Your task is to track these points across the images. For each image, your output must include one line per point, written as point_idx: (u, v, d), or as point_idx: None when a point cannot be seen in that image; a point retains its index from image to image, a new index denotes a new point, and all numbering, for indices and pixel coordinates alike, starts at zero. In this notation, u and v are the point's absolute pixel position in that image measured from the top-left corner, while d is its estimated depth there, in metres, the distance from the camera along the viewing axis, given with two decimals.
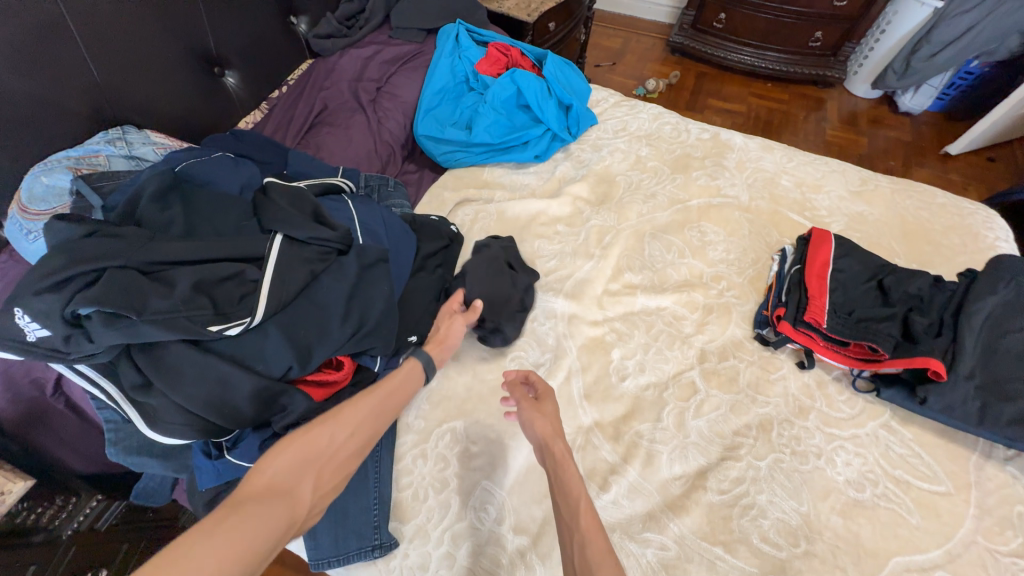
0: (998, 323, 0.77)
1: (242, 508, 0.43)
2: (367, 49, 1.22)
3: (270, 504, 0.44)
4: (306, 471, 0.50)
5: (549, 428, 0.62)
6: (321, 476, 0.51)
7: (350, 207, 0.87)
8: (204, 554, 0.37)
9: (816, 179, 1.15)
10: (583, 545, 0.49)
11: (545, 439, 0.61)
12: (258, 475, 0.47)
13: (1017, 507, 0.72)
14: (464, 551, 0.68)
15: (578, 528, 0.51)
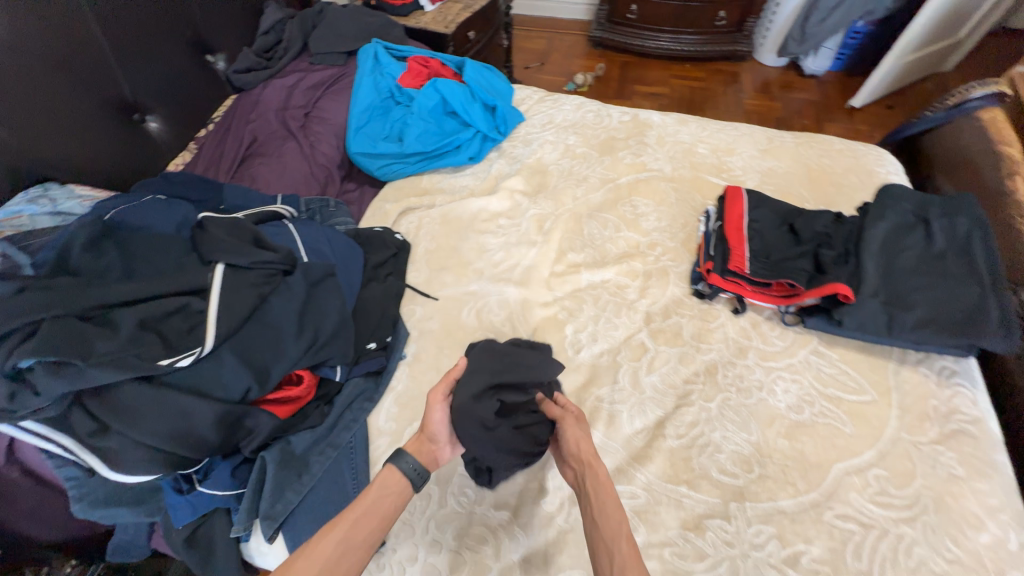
0: (893, 242, 0.87)
1: None
2: (289, 78, 1.25)
3: None
4: None
5: (584, 446, 0.64)
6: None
7: (291, 229, 0.88)
8: None
9: (729, 143, 1.25)
10: (623, 570, 0.50)
11: (584, 459, 0.62)
12: None
13: (930, 400, 0.81)
14: (449, 535, 0.71)
15: (618, 552, 0.52)
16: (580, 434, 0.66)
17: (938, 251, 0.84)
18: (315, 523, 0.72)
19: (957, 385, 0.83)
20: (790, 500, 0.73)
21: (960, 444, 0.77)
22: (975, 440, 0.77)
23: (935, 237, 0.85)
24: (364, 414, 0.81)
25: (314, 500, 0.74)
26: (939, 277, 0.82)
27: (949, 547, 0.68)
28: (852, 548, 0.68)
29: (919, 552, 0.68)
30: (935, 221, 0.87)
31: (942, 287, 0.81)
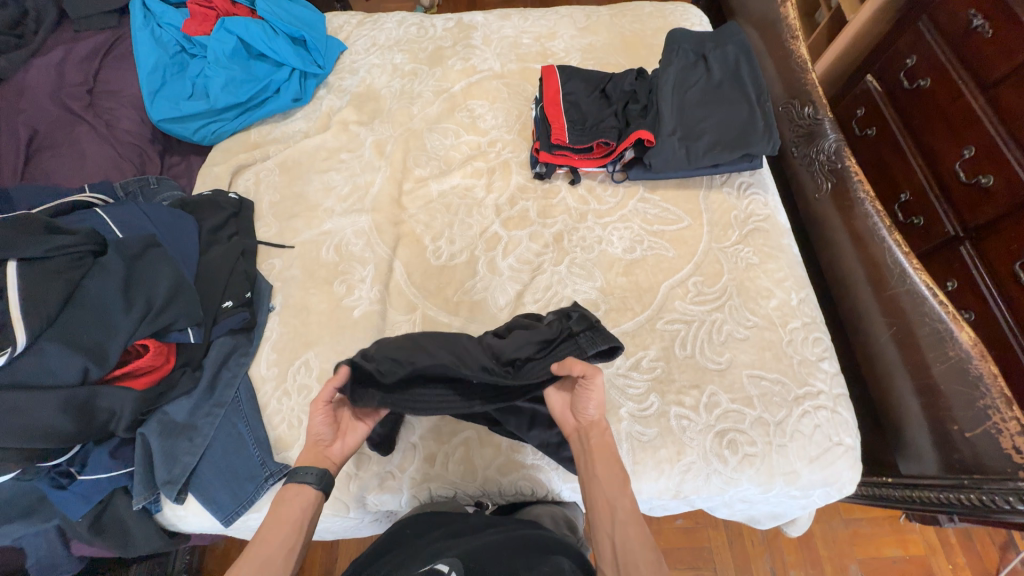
0: (680, 83, 0.97)
1: None
2: (53, 53, 1.09)
3: None
4: None
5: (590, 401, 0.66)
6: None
7: (100, 214, 0.82)
8: None
9: (550, 28, 1.26)
10: (624, 526, 0.60)
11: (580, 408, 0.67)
12: None
13: (732, 212, 0.96)
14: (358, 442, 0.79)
15: (623, 510, 0.60)
16: (597, 399, 0.65)
17: (716, 81, 0.97)
18: (221, 474, 0.76)
19: (752, 194, 0.97)
20: (631, 322, 0.86)
21: (754, 239, 0.93)
22: (767, 233, 0.93)
23: (713, 69, 0.98)
24: (242, 368, 0.83)
25: (213, 457, 0.76)
26: (719, 103, 0.95)
27: (749, 317, 0.85)
28: (678, 341, 0.84)
29: (727, 327, 0.84)
30: (710, 55, 0.99)
31: (722, 111, 0.94)
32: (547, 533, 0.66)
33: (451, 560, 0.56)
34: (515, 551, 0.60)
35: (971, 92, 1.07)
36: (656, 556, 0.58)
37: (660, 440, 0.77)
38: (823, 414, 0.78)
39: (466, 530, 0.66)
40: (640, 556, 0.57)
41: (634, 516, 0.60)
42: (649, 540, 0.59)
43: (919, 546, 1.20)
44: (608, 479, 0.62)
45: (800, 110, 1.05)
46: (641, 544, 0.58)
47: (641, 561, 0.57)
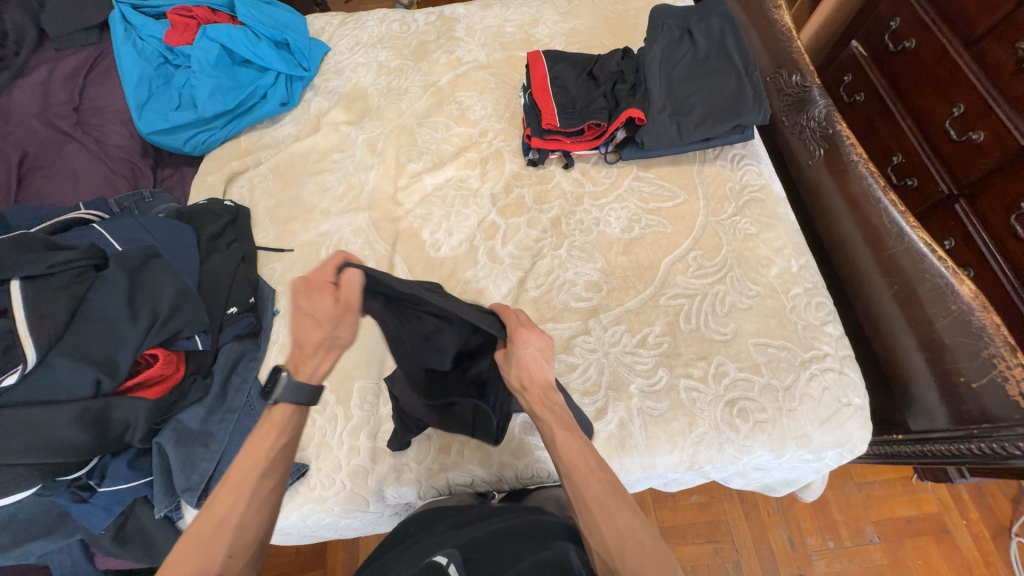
0: (665, 59, 0.97)
1: None
2: (38, 73, 1.08)
3: None
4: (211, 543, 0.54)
5: (526, 378, 0.63)
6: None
7: (98, 229, 0.82)
8: None
9: (533, 15, 1.25)
10: (568, 473, 0.60)
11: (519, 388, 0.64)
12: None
13: (728, 184, 0.96)
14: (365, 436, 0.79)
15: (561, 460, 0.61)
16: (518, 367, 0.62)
17: (703, 55, 0.97)
18: None
19: (747, 165, 0.98)
20: (634, 300, 0.87)
21: (751, 209, 0.93)
22: (763, 203, 0.94)
23: (698, 43, 0.98)
24: (253, 372, 0.83)
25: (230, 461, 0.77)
26: (706, 76, 0.95)
27: (751, 286, 0.86)
28: (682, 315, 0.84)
29: (730, 298, 0.85)
30: (695, 29, 0.99)
31: (711, 84, 0.94)
32: (551, 516, 0.68)
33: (450, 552, 0.56)
34: (520, 536, 0.61)
35: (955, 49, 1.07)
36: (603, 487, 0.59)
37: (672, 414, 0.77)
38: (831, 376, 0.79)
39: (472, 517, 0.67)
40: (587, 493, 0.59)
41: (574, 463, 0.60)
42: (598, 470, 0.60)
43: (932, 504, 1.22)
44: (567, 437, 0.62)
45: (788, 79, 1.05)
46: (586, 486, 0.59)
47: (588, 497, 0.58)
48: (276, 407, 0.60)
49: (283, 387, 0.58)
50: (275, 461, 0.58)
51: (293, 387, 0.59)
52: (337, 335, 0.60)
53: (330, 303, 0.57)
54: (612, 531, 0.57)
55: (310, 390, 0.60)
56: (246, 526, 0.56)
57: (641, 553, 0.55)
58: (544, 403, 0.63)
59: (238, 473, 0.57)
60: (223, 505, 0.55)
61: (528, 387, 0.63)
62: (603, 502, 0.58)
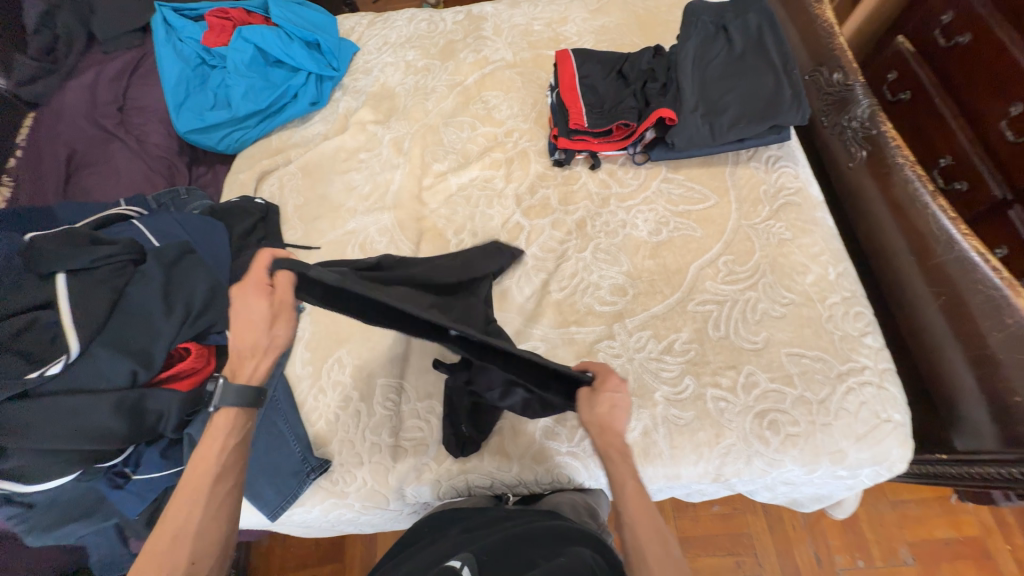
0: (698, 58, 0.94)
1: None
2: (85, 74, 1.13)
3: None
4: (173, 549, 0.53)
5: (605, 423, 0.62)
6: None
7: (137, 225, 0.86)
8: None
9: (562, 13, 1.23)
10: (633, 527, 0.58)
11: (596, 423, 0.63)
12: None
13: (761, 187, 0.93)
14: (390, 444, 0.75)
15: (626, 510, 0.59)
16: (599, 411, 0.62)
17: (737, 53, 0.94)
18: (265, 470, 0.78)
19: (782, 167, 0.94)
20: (661, 305, 0.85)
21: (786, 213, 0.90)
22: (800, 207, 0.90)
23: (734, 40, 0.94)
24: (280, 367, 0.84)
25: (256, 455, 0.79)
26: (741, 75, 0.92)
27: (784, 294, 0.83)
28: (711, 322, 0.82)
29: (762, 306, 0.82)
30: (730, 25, 0.96)
31: (746, 83, 0.90)
32: (567, 522, 0.67)
33: (465, 557, 0.55)
34: (538, 543, 0.59)
35: (1016, 44, 1.00)
36: (665, 545, 0.57)
37: (698, 424, 0.75)
38: (870, 391, 0.75)
39: (487, 520, 0.67)
40: (647, 551, 0.57)
41: (641, 515, 0.59)
42: (662, 528, 0.58)
43: (974, 527, 1.15)
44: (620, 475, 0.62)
45: (828, 77, 1.01)
46: (648, 542, 0.57)
47: (650, 555, 0.57)
48: (218, 414, 0.60)
49: (221, 391, 0.59)
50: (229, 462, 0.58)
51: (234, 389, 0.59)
52: (275, 334, 0.63)
53: (265, 305, 0.61)
54: None
55: (253, 391, 0.61)
56: (203, 536, 0.54)
57: None
58: (618, 452, 0.62)
59: (192, 479, 0.56)
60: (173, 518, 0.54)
61: (605, 435, 0.62)
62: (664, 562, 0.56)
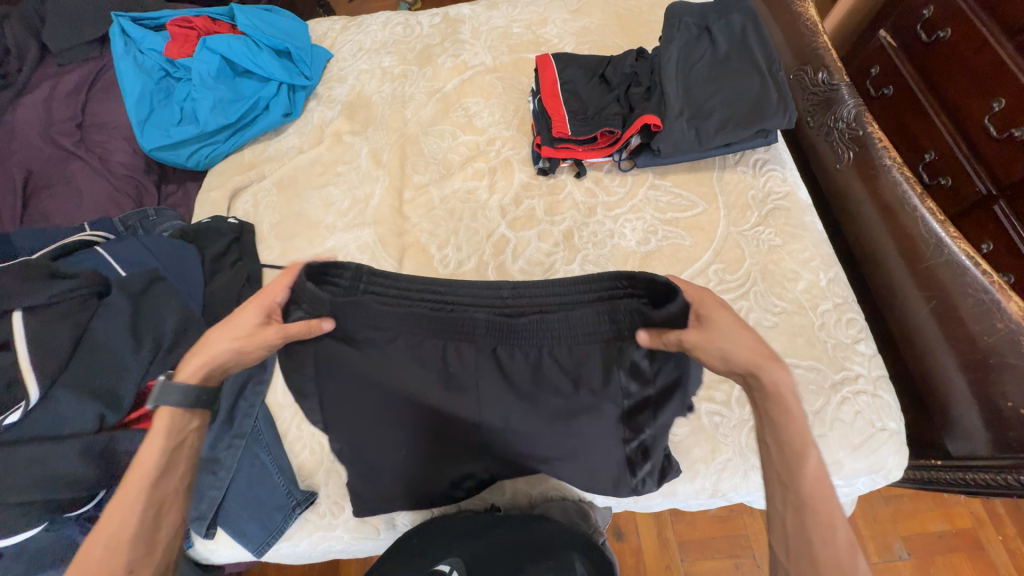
0: (682, 61, 0.92)
1: None
2: (40, 90, 1.07)
3: None
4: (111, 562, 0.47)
5: (752, 351, 0.52)
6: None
7: (101, 252, 0.81)
8: None
9: (541, 14, 1.20)
10: (801, 519, 0.48)
11: (751, 365, 0.52)
12: None
13: (749, 192, 0.91)
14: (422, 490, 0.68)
15: (804, 496, 0.49)
16: (742, 345, 0.52)
17: (722, 54, 0.92)
18: (249, 505, 0.75)
19: (769, 171, 0.93)
20: None
21: (775, 219, 0.88)
22: (788, 212, 0.89)
23: (718, 42, 0.92)
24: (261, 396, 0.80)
25: (238, 490, 0.75)
26: (727, 77, 0.89)
27: (776, 303, 0.81)
28: None
29: (754, 315, 0.80)
30: (714, 26, 0.94)
31: (731, 85, 0.88)
32: (557, 521, 0.69)
33: (454, 560, 0.63)
34: (522, 543, 0.65)
35: (998, 40, 1.00)
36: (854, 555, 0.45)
37: (693, 440, 0.74)
38: (864, 399, 0.74)
39: (477, 525, 0.68)
40: (820, 545, 0.46)
41: (817, 499, 0.48)
42: (841, 524, 0.47)
43: (965, 518, 1.16)
44: (786, 464, 0.50)
45: (813, 77, 0.99)
46: (829, 532, 0.47)
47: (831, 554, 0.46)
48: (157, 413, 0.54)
49: (161, 390, 0.53)
50: (174, 461, 0.53)
51: (177, 389, 0.54)
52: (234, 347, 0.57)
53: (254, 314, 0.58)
54: None
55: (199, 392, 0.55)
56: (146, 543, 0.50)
57: None
58: (791, 397, 0.51)
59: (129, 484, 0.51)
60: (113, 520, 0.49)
61: (765, 366, 0.52)
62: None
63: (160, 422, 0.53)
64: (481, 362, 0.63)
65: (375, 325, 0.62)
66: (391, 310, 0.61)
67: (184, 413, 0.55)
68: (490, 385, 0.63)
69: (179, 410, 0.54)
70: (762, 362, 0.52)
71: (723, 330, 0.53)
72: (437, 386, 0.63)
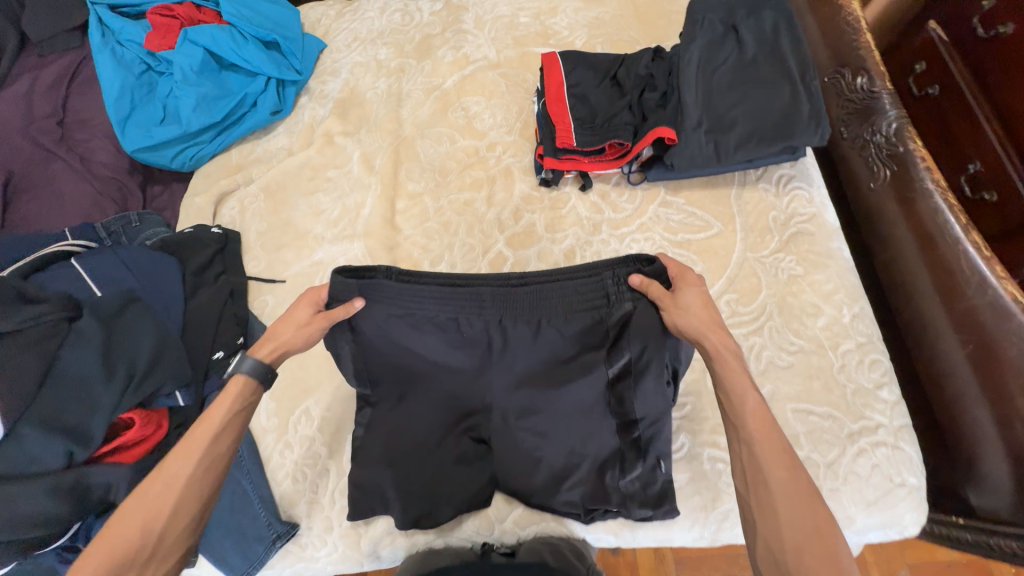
0: (704, 64, 0.83)
1: None
2: (19, 83, 1.02)
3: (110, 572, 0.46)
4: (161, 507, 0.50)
5: (704, 317, 0.58)
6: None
7: (77, 267, 0.77)
8: None
9: (551, 1, 1.10)
10: (752, 447, 0.50)
11: (697, 333, 0.57)
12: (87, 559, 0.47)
13: (771, 213, 0.83)
14: (417, 481, 0.69)
15: (744, 426, 0.51)
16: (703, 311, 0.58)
17: (749, 58, 0.82)
18: (230, 534, 0.73)
19: (794, 189, 0.84)
20: None
21: (798, 244, 0.81)
22: (813, 237, 0.81)
23: (745, 43, 0.82)
24: None
25: (219, 518, 0.73)
26: (752, 85, 0.80)
27: (793, 340, 0.75)
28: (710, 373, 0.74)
29: (767, 354, 0.74)
30: (741, 25, 0.84)
31: (757, 95, 0.79)
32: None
33: None
34: None
35: None
36: (792, 475, 0.48)
37: (693, 487, 0.70)
38: (882, 452, 0.68)
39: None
40: (769, 473, 0.48)
41: (760, 430, 0.51)
42: (782, 445, 0.50)
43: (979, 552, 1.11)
44: (729, 398, 0.54)
45: (850, 82, 0.89)
46: (769, 452, 0.49)
47: (772, 478, 0.48)
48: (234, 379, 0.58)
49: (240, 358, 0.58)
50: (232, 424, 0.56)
51: (255, 358, 0.59)
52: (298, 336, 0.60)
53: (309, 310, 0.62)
54: (793, 529, 0.46)
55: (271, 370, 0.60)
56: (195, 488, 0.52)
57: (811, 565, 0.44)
58: (731, 354, 0.56)
59: (193, 438, 0.54)
60: (169, 468, 0.51)
61: (712, 329, 0.57)
62: (789, 494, 0.47)
63: (232, 388, 0.57)
64: (492, 343, 0.64)
65: (395, 307, 0.62)
66: (414, 289, 0.61)
67: (258, 384, 0.59)
68: (498, 365, 0.65)
69: (256, 380, 0.59)
70: (719, 333, 0.57)
71: (686, 305, 0.58)
72: (461, 374, 0.65)
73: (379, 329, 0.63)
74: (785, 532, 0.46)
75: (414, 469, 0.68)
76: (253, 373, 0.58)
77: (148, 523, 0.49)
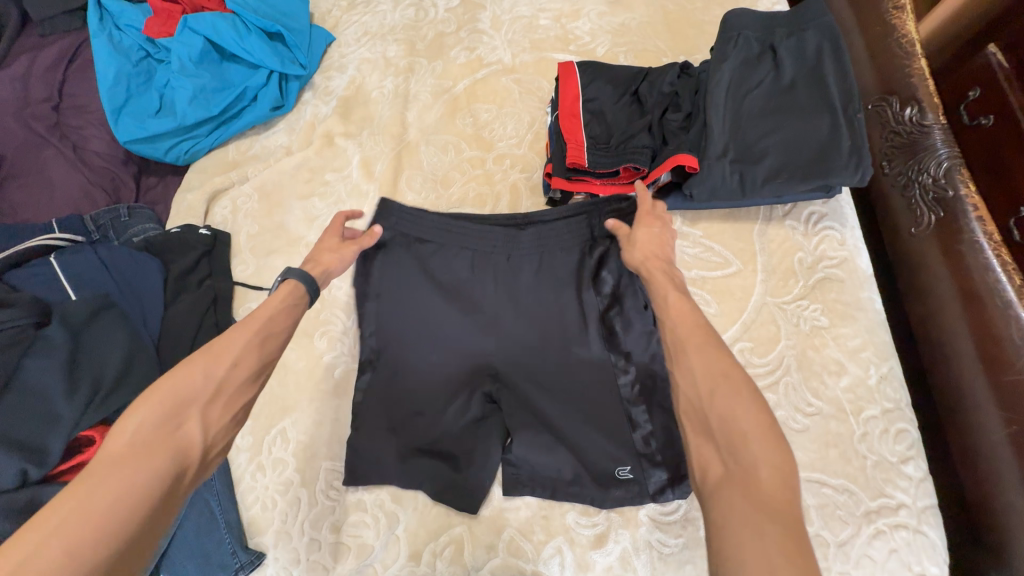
0: (734, 87, 0.75)
1: (107, 465, 0.44)
2: (17, 64, 0.99)
3: (147, 456, 0.45)
4: (200, 394, 0.51)
5: (649, 253, 0.63)
6: (133, 521, 0.42)
7: (53, 266, 0.74)
8: (110, 479, 0.43)
9: (574, 3, 1.02)
10: (673, 329, 0.53)
11: (641, 266, 0.62)
12: (122, 432, 0.47)
13: (797, 254, 0.76)
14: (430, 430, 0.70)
15: (667, 313, 0.55)
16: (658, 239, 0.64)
17: (785, 83, 0.74)
18: (192, 558, 0.70)
19: (825, 229, 0.77)
20: None
21: (824, 291, 0.73)
22: (842, 284, 0.73)
23: (782, 66, 0.74)
24: None
25: (181, 540, 0.70)
26: (786, 112, 0.73)
27: (810, 401, 0.68)
28: None
29: (780, 414, 0.67)
30: (780, 45, 0.75)
31: (791, 124, 0.72)
32: None
33: None
34: None
35: None
36: (713, 343, 0.50)
37: (687, 554, 0.64)
38: (903, 536, 0.61)
39: None
40: (689, 345, 0.51)
41: (680, 313, 0.54)
42: (702, 329, 0.52)
43: None
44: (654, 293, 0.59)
45: (897, 112, 0.81)
46: (687, 328, 0.52)
47: (691, 348, 0.51)
48: (283, 283, 0.62)
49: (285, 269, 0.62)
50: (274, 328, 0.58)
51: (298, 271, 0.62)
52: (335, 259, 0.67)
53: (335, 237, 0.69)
54: (706, 385, 0.47)
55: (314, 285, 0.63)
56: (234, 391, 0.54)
57: (727, 411, 0.45)
58: (662, 272, 0.61)
59: (240, 332, 0.56)
60: (212, 360, 0.53)
61: (652, 260, 0.61)
62: (708, 358, 0.49)
63: (283, 290, 0.61)
64: (498, 282, 0.72)
65: (422, 235, 0.73)
66: (433, 225, 0.72)
67: (303, 291, 0.62)
68: (505, 300, 0.71)
69: (302, 287, 0.62)
70: (657, 273, 0.60)
71: (636, 243, 0.64)
72: (474, 319, 0.71)
73: (402, 258, 0.73)
74: (699, 383, 0.48)
75: (422, 410, 0.70)
76: (299, 279, 0.62)
77: (183, 412, 0.49)
